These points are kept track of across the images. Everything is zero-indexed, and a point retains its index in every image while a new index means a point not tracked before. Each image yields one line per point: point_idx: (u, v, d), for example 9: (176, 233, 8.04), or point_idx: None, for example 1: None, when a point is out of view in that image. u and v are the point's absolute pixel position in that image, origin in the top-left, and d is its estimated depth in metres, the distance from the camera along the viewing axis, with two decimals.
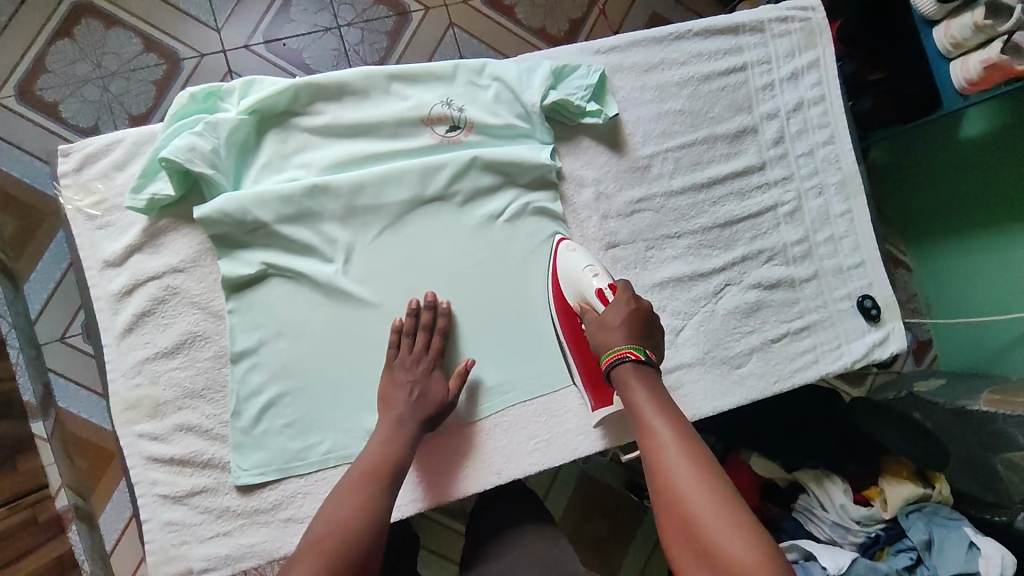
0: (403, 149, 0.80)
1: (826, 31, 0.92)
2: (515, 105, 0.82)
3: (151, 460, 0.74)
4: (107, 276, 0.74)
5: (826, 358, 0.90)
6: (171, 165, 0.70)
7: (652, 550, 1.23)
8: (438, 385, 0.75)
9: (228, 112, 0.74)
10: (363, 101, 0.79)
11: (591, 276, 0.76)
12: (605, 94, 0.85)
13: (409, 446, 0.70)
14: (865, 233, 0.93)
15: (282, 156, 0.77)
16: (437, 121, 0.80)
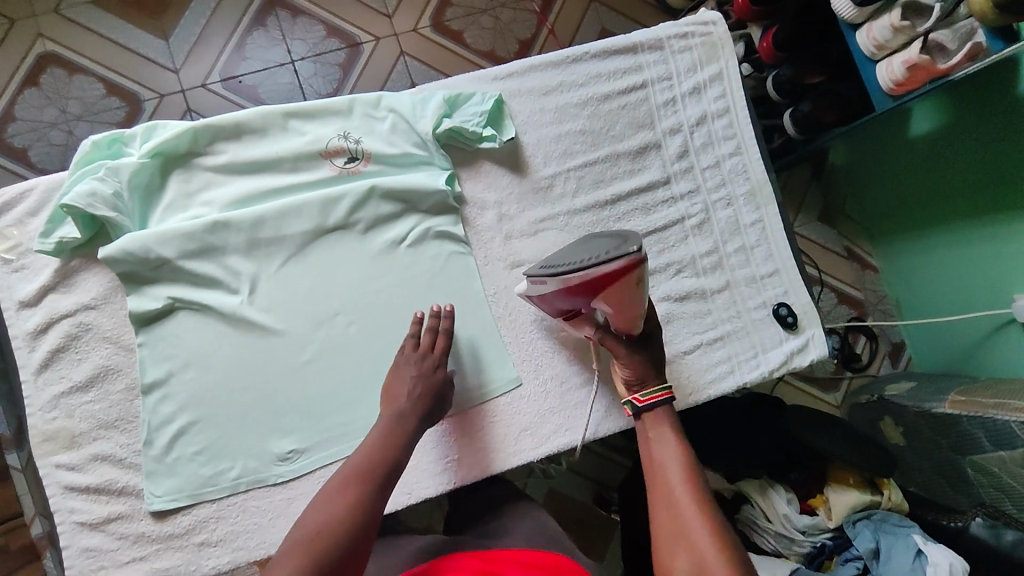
0: (303, 181, 0.83)
1: (726, 45, 0.93)
2: (411, 134, 0.85)
3: (67, 491, 0.76)
4: (23, 316, 0.77)
5: (742, 369, 0.90)
6: (74, 210, 0.74)
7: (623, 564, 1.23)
8: (439, 385, 0.76)
9: (131, 157, 0.78)
10: (263, 138, 0.83)
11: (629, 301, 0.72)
12: (502, 118, 0.87)
13: (405, 445, 0.70)
14: (778, 241, 0.93)
15: (186, 195, 0.80)
16: (335, 153, 0.83)
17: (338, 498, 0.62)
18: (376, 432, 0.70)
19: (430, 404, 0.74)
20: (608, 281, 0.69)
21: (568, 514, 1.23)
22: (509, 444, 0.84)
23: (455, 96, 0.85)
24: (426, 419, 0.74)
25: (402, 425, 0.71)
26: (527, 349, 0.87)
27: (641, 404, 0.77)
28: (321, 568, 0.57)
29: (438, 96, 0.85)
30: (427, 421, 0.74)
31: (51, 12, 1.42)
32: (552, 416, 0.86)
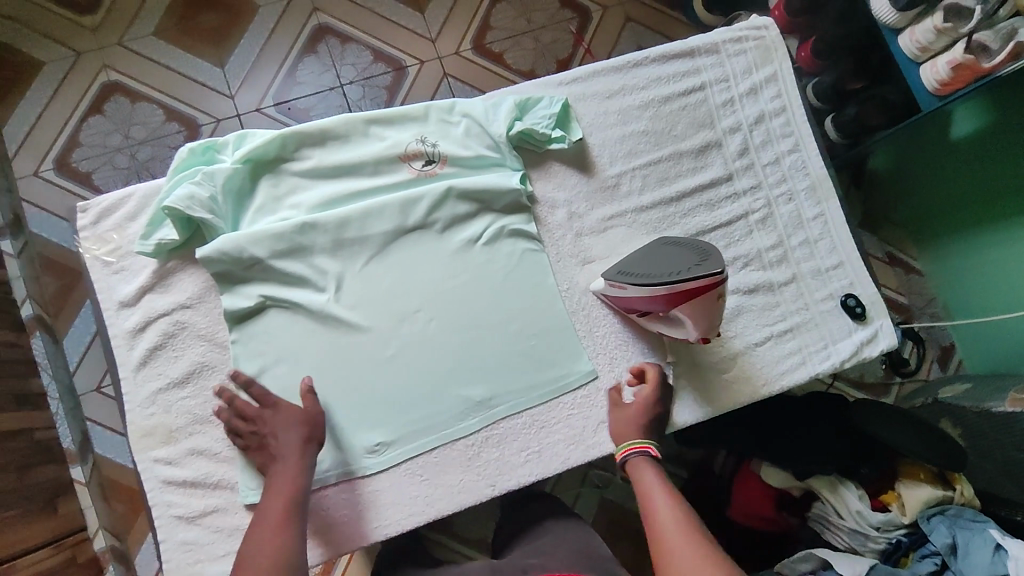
0: (384, 183, 0.87)
1: (781, 47, 0.96)
2: (483, 137, 0.88)
3: (166, 484, 0.79)
4: (122, 315, 0.81)
5: (813, 360, 0.91)
6: (175, 213, 0.78)
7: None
8: (298, 415, 0.76)
9: (225, 163, 0.82)
10: (345, 144, 0.87)
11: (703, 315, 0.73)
12: (569, 120, 0.91)
13: (300, 474, 0.72)
14: (841, 234, 0.94)
15: (275, 199, 0.84)
16: (413, 157, 0.87)
17: (266, 546, 0.65)
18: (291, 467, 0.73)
19: (305, 429, 0.75)
20: (687, 296, 0.70)
21: (628, 522, 1.23)
22: (591, 436, 0.86)
23: (525, 100, 0.89)
24: (309, 447, 0.75)
25: (301, 456, 0.74)
26: (601, 343, 0.89)
27: (619, 458, 0.78)
28: None
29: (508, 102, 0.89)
30: (305, 443, 0.75)
31: (117, 45, 1.51)
32: (628, 408, 0.87)
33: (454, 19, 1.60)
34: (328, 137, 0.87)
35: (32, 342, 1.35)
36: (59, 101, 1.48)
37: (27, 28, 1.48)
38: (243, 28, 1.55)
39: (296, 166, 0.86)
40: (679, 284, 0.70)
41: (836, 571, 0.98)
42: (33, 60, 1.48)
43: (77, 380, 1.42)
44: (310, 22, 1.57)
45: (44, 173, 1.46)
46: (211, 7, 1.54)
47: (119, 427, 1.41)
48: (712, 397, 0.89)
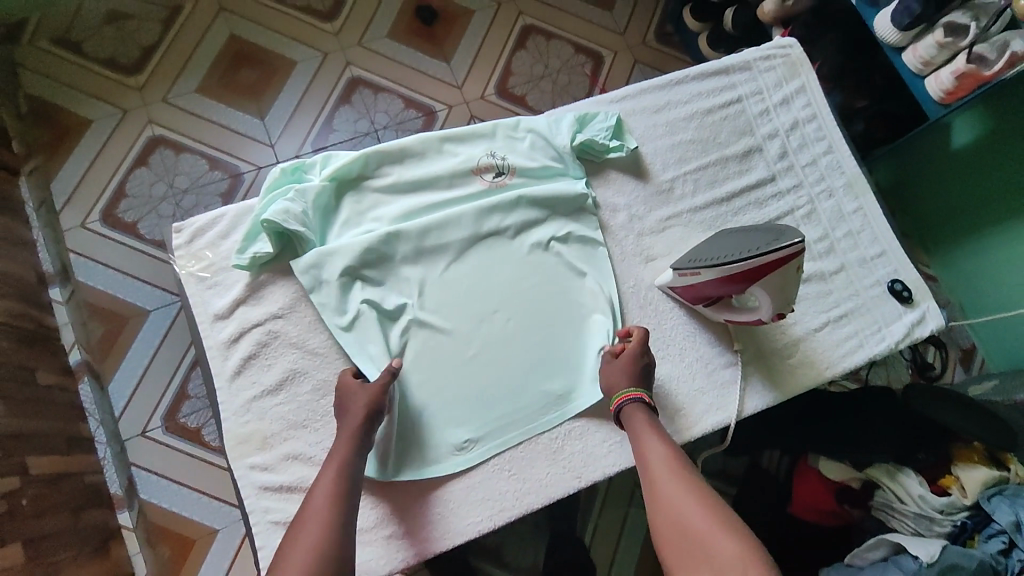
0: (457, 194, 0.93)
1: (806, 61, 1.06)
2: (546, 151, 0.96)
3: (263, 489, 0.81)
4: (218, 327, 0.85)
5: (869, 341, 0.96)
6: (270, 225, 0.84)
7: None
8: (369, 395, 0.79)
9: (315, 182, 0.89)
10: (421, 161, 0.94)
11: (778, 293, 0.77)
12: (624, 131, 0.99)
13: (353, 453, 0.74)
14: (880, 225, 1.01)
15: (359, 213, 0.90)
16: (484, 170, 0.94)
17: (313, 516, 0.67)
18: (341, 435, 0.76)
19: (371, 406, 0.78)
20: (764, 271, 0.75)
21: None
22: (669, 423, 0.89)
23: (584, 115, 0.97)
24: (369, 416, 0.77)
25: (354, 433, 0.76)
26: (670, 334, 0.92)
27: (614, 408, 0.82)
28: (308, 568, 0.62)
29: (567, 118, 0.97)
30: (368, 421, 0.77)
31: (160, 101, 1.58)
32: (701, 395, 0.91)
33: (479, 66, 1.73)
34: (405, 156, 0.94)
35: (78, 388, 1.36)
36: (105, 155, 1.54)
37: (72, 89, 1.55)
38: (281, 82, 1.64)
39: (376, 182, 0.93)
40: (755, 261, 0.75)
41: (910, 554, 1.00)
42: (79, 118, 1.54)
43: (122, 426, 1.40)
44: (345, 74, 1.67)
45: (91, 224, 1.50)
46: (251, 64, 1.64)
47: (232, 499, 1.38)
48: (778, 383, 0.93)
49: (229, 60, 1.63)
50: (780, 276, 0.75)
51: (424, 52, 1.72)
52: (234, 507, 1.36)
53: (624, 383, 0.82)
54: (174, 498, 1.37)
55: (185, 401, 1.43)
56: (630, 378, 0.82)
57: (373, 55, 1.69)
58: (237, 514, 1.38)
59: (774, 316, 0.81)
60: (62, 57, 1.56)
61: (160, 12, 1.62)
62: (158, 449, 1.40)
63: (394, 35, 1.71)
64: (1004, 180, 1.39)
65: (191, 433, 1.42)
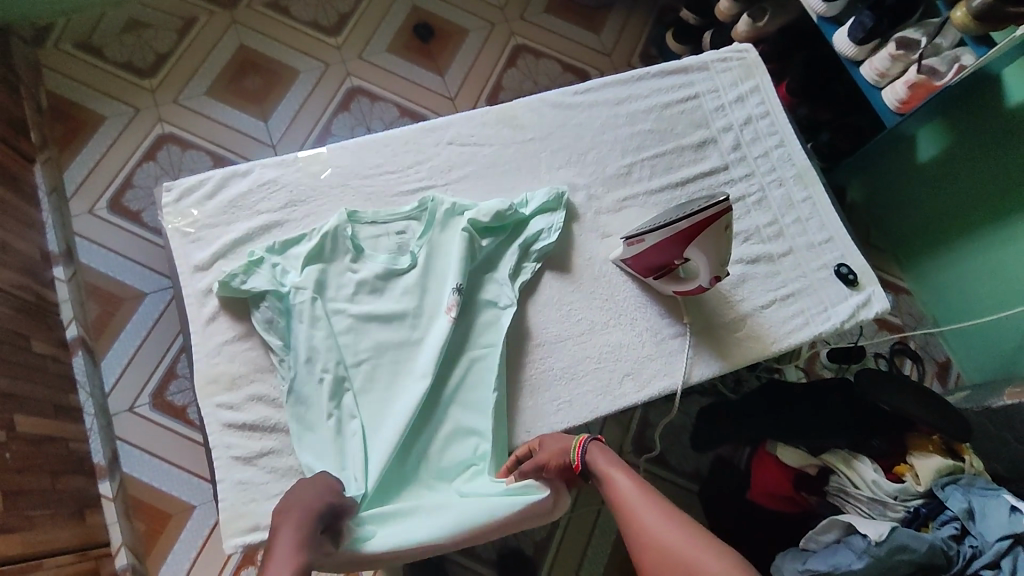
0: (422, 323, 0.91)
1: (760, 65, 1.14)
2: (509, 270, 0.95)
3: (226, 428, 0.86)
4: (196, 278, 0.91)
5: (815, 321, 1.00)
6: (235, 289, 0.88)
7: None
8: (329, 503, 0.73)
9: (290, 276, 0.90)
10: (398, 273, 0.93)
11: (714, 257, 0.83)
12: (554, 206, 0.99)
13: (304, 552, 0.65)
14: (828, 214, 1.07)
15: (315, 318, 0.88)
16: (451, 307, 0.91)
17: None
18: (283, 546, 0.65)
19: (329, 506, 0.73)
20: (702, 232, 0.81)
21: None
22: (616, 387, 0.93)
23: (544, 202, 0.99)
24: (314, 522, 0.70)
25: (298, 532, 0.67)
26: (621, 305, 0.97)
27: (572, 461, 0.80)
28: None
29: (546, 237, 0.97)
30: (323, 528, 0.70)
31: (171, 103, 1.69)
32: (650, 362, 0.95)
33: (471, 82, 1.84)
34: (394, 265, 0.93)
35: (73, 360, 1.41)
36: (116, 148, 1.64)
37: (91, 88, 1.67)
38: (285, 89, 1.76)
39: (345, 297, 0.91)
40: (693, 222, 0.81)
41: (860, 534, 1.01)
42: (95, 115, 1.65)
43: (111, 400, 1.46)
44: (345, 84, 1.79)
45: (98, 211, 1.59)
46: (257, 72, 1.75)
47: (209, 475, 1.42)
48: (724, 354, 0.97)
49: (236, 68, 1.74)
50: (716, 238, 0.82)
51: (420, 65, 1.84)
52: (212, 489, 1.40)
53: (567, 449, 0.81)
54: (155, 472, 1.42)
55: (173, 381, 1.49)
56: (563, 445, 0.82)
57: (373, 66, 1.81)
58: (211, 492, 1.42)
59: (712, 280, 0.86)
60: (83, 58, 1.68)
61: (176, 21, 1.74)
62: (145, 425, 1.45)
63: (392, 50, 1.83)
64: (974, 194, 1.44)
65: (177, 411, 1.47)
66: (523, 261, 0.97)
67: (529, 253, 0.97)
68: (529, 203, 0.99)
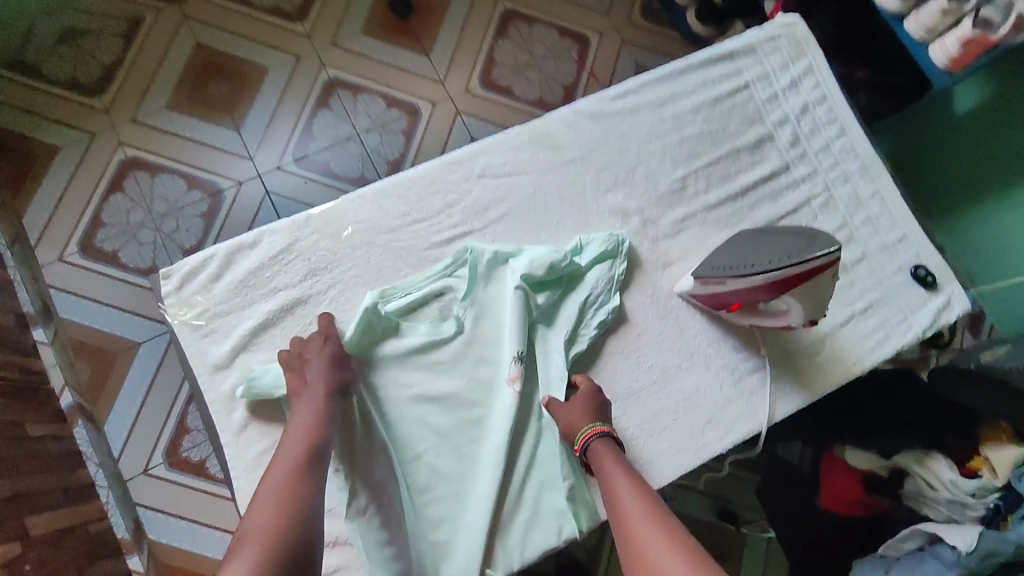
0: (481, 398, 0.83)
1: (812, 40, 1.00)
2: (570, 325, 0.86)
3: None
4: (220, 378, 0.80)
5: (896, 332, 0.93)
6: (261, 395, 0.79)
7: (765, 564, 1.37)
8: (339, 366, 0.78)
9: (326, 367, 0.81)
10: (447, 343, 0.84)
11: (809, 304, 0.74)
12: (613, 249, 0.88)
13: (319, 427, 0.73)
14: (900, 209, 0.98)
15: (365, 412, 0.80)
16: (513, 377, 0.82)
17: (275, 494, 0.66)
18: (298, 427, 0.73)
19: (339, 376, 0.77)
20: (800, 280, 0.72)
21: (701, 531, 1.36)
22: (699, 438, 0.86)
23: (600, 248, 0.88)
24: (330, 392, 0.76)
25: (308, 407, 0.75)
26: (693, 344, 0.88)
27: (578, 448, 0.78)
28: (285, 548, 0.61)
29: (605, 285, 0.87)
30: (337, 392, 0.77)
31: (130, 122, 1.51)
32: (731, 405, 0.87)
33: (460, 59, 1.66)
34: (440, 335, 0.84)
35: (74, 431, 1.30)
36: (77, 182, 1.46)
37: (36, 116, 1.47)
38: (255, 92, 1.57)
39: (391, 380, 0.82)
40: (789, 270, 0.71)
41: (947, 544, 0.97)
42: (44, 146, 1.46)
43: (123, 465, 1.36)
44: (321, 78, 1.60)
45: (69, 257, 1.43)
46: (222, 75, 1.56)
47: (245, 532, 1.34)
48: (810, 385, 0.89)
49: (197, 73, 1.55)
50: (818, 288, 0.73)
51: (401, 46, 1.64)
52: None
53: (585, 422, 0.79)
54: (186, 535, 1.34)
55: (187, 434, 1.39)
56: (587, 415, 0.79)
57: (349, 54, 1.62)
58: None
59: (806, 323, 0.78)
60: (19, 81, 1.48)
61: (119, 24, 1.54)
62: (164, 487, 1.36)
63: (369, 32, 1.63)
64: (1016, 143, 1.32)
65: (196, 466, 1.37)
66: (586, 313, 0.86)
67: (586, 308, 0.86)
68: (585, 249, 0.88)
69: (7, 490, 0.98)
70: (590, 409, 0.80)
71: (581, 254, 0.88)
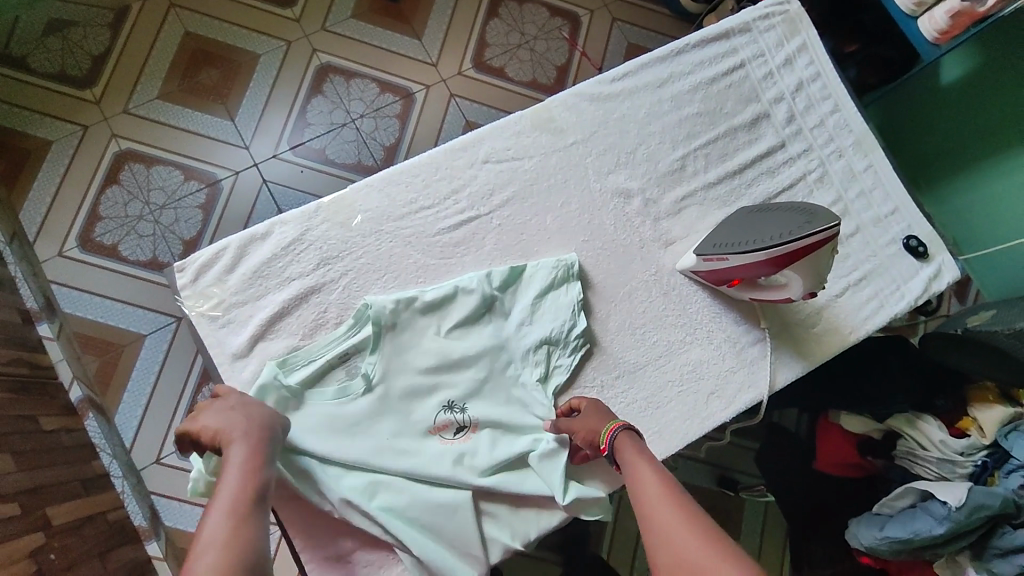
0: (422, 446, 0.81)
1: (806, 18, 1.02)
2: (500, 367, 0.86)
3: (305, 529, 0.80)
4: (239, 366, 0.81)
5: (889, 301, 0.97)
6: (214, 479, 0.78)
7: (763, 525, 1.43)
8: (259, 412, 0.72)
9: None
10: (359, 403, 0.80)
11: (808, 279, 0.77)
12: (563, 279, 0.89)
13: (256, 469, 0.65)
14: (891, 181, 1.01)
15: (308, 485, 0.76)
16: (446, 425, 0.83)
17: (210, 544, 0.57)
18: (233, 469, 0.65)
19: (265, 423, 0.71)
20: (801, 254, 0.74)
21: (701, 498, 1.41)
22: (703, 409, 0.89)
23: (548, 279, 0.88)
24: (259, 437, 0.69)
25: (240, 451, 0.67)
26: (695, 319, 0.91)
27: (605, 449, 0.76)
28: None
29: (530, 328, 0.87)
30: (267, 439, 0.70)
31: (121, 114, 1.50)
32: (733, 375, 0.91)
33: (452, 42, 1.65)
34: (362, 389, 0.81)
35: (86, 423, 1.31)
36: (72, 177, 1.46)
37: (29, 110, 1.46)
38: (247, 80, 1.57)
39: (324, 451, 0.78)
40: (791, 245, 0.74)
41: (938, 500, 1.01)
42: (38, 141, 1.45)
43: (135, 455, 1.38)
44: (312, 63, 1.59)
45: (69, 252, 1.43)
46: (213, 64, 1.55)
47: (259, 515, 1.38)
48: (808, 354, 0.93)
49: (187, 62, 1.54)
50: (818, 263, 0.76)
51: (392, 29, 1.64)
52: None
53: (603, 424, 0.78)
54: (200, 521, 1.37)
55: None
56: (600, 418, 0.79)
57: (340, 39, 1.61)
58: None
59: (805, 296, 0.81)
60: (8, 75, 1.46)
61: (106, 14, 1.52)
62: (177, 476, 1.38)
63: (359, 16, 1.63)
64: (1002, 112, 1.34)
65: None
66: (515, 359, 0.86)
67: (553, 348, 0.87)
68: (532, 282, 0.89)
69: (27, 482, 1.00)
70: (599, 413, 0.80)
71: (526, 294, 0.88)
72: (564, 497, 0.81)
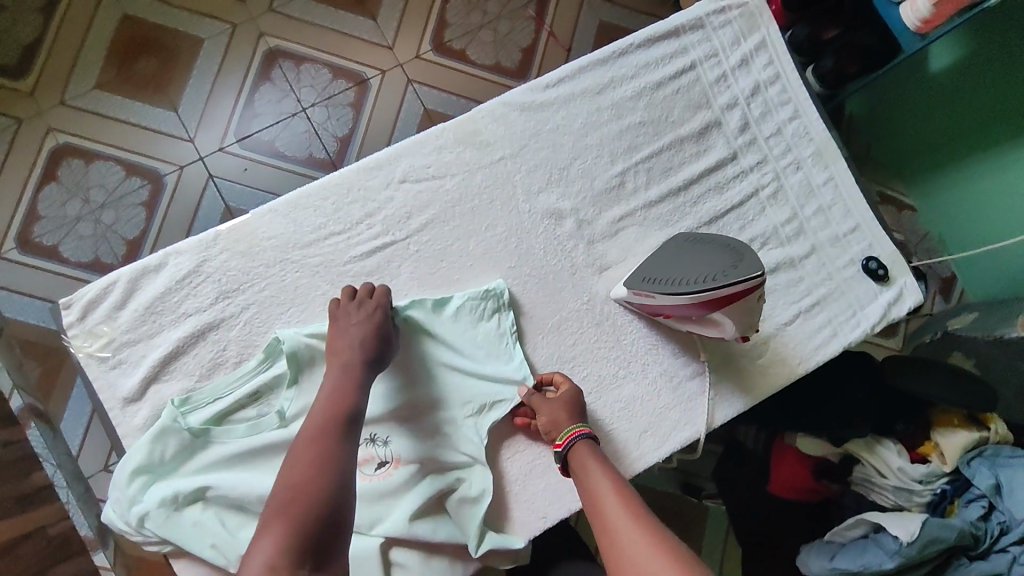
0: None
1: (765, 12, 0.95)
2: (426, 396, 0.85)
3: (217, 568, 0.81)
4: (128, 412, 0.84)
5: (844, 329, 0.91)
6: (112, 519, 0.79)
7: (725, 537, 1.38)
8: (380, 326, 0.81)
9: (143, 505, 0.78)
10: (265, 441, 0.82)
11: (735, 324, 0.73)
12: (498, 309, 0.87)
13: (351, 395, 0.76)
14: (855, 198, 0.95)
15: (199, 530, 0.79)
16: (368, 459, 0.82)
17: (298, 463, 0.70)
18: (325, 394, 0.76)
19: (373, 345, 0.80)
20: (728, 301, 0.70)
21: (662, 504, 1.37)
22: (635, 449, 0.85)
23: (478, 310, 0.86)
24: (367, 354, 0.79)
25: (335, 378, 0.77)
26: (630, 351, 0.88)
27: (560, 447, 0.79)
28: (310, 518, 0.66)
29: (459, 359, 0.86)
30: (373, 362, 0.80)
31: (58, 106, 1.42)
32: (668, 413, 0.87)
33: (409, 23, 1.54)
34: (266, 425, 0.82)
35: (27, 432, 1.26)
36: (7, 173, 1.39)
37: None
38: (189, 67, 1.47)
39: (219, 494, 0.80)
40: (716, 291, 0.70)
41: (890, 534, 0.97)
42: None
43: (82, 463, 1.36)
44: (259, 49, 1.50)
45: (8, 254, 1.38)
46: (150, 51, 1.46)
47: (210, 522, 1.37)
48: (750, 388, 0.88)
49: (124, 47, 1.45)
50: (750, 306, 0.71)
51: (345, 10, 1.53)
52: None
53: (569, 421, 0.81)
54: None
55: None
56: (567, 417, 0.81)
57: (287, 20, 1.51)
58: None
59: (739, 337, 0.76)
60: None
61: None
62: None
63: None
64: (1003, 104, 1.22)
65: None
66: (445, 389, 0.85)
67: (485, 377, 0.86)
68: (464, 309, 0.86)
69: None
70: (570, 412, 0.82)
71: (455, 324, 0.86)
72: (476, 548, 0.81)
